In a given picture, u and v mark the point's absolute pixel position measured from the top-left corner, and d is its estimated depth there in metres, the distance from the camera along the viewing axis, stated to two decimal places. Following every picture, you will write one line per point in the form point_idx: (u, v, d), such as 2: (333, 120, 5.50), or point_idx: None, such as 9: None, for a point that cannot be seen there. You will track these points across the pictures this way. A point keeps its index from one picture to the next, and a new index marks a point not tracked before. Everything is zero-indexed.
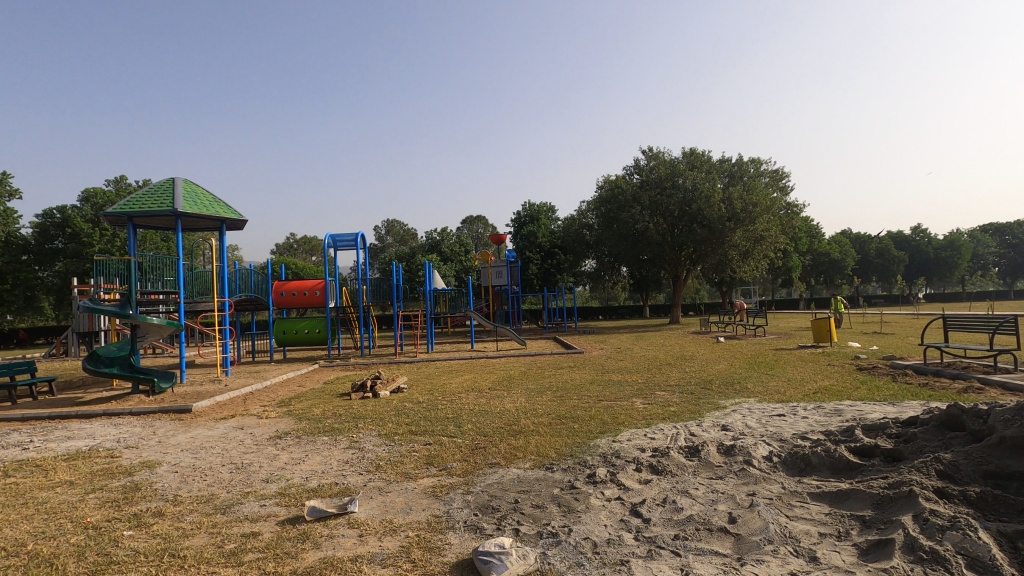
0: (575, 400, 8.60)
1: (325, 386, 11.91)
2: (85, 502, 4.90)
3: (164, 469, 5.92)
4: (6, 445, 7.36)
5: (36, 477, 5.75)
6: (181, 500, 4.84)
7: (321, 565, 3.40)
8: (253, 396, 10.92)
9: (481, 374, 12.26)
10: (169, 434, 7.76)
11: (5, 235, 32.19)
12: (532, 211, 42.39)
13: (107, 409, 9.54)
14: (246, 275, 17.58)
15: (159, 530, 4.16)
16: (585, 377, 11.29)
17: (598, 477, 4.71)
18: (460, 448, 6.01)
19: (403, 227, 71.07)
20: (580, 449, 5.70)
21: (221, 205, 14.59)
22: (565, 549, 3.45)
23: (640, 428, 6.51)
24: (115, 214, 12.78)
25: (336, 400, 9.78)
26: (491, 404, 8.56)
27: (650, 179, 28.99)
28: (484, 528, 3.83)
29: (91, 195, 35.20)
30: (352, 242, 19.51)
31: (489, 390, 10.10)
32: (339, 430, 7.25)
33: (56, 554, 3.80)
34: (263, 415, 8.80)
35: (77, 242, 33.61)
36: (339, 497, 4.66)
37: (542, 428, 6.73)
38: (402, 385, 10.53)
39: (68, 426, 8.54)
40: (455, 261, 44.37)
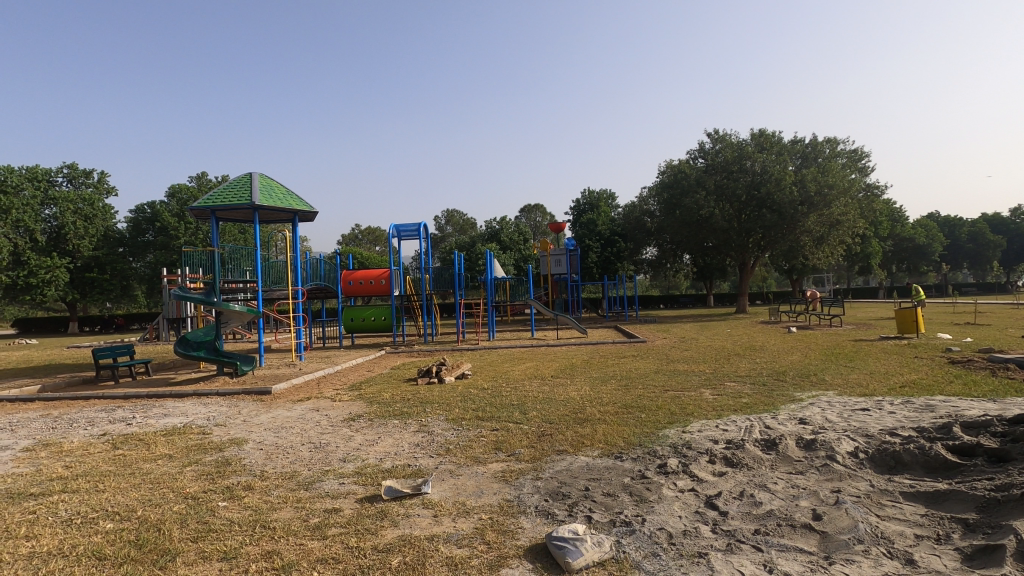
0: (640, 390, 8.45)
1: (392, 371, 12.29)
2: (183, 474, 5.31)
3: (250, 446, 6.32)
4: (112, 420, 8.08)
5: (140, 450, 6.28)
6: (268, 475, 5.16)
7: (400, 543, 3.52)
8: (326, 380, 11.46)
9: (543, 362, 12.28)
10: (252, 414, 8.26)
11: (104, 229, 35.29)
12: (592, 198, 41.76)
13: (197, 390, 10.28)
14: (317, 264, 18.33)
15: (250, 502, 4.44)
16: (650, 367, 11.10)
17: (670, 468, 4.62)
18: (527, 434, 6.06)
19: (463, 217, 71.93)
20: (649, 439, 5.60)
21: (294, 198, 15.25)
22: (640, 538, 3.41)
23: (710, 419, 6.33)
24: (199, 208, 13.71)
25: (404, 385, 10.11)
26: (555, 392, 8.56)
27: (715, 163, 27.88)
28: (555, 514, 3.85)
29: (177, 190, 37.49)
30: (415, 232, 20.01)
31: (552, 378, 10.13)
32: (409, 414, 7.49)
33: (162, 521, 4.14)
34: (336, 398, 9.24)
35: (165, 235, 36.12)
36: (412, 478, 4.82)
37: (609, 417, 6.66)
38: (466, 371, 10.72)
39: (165, 405, 9.28)
40: (515, 250, 44.43)
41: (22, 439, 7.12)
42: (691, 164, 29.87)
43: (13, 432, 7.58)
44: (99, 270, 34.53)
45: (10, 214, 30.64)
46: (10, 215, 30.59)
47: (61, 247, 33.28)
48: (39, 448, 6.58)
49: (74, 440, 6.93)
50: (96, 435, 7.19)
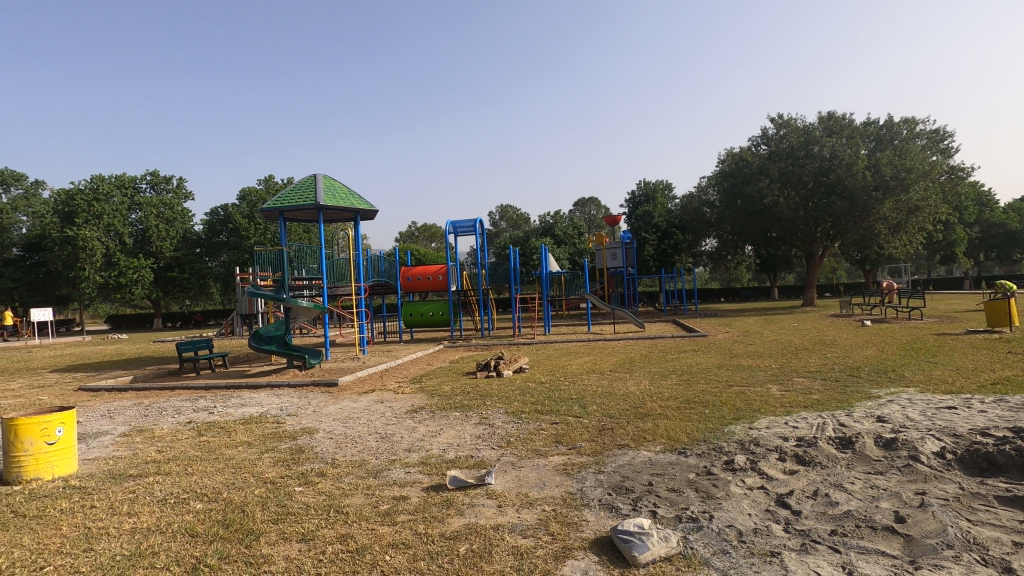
0: (702, 385, 8.23)
1: (451, 365, 12.53)
2: (262, 460, 5.65)
3: (320, 435, 6.64)
4: (196, 409, 8.68)
5: (222, 437, 6.72)
6: (338, 463, 5.40)
7: (467, 531, 3.61)
8: (388, 373, 11.82)
9: (601, 357, 12.17)
10: (321, 405, 8.66)
11: (183, 232, 37.69)
12: (648, 190, 40.74)
13: (270, 382, 10.86)
14: (377, 261, 18.92)
15: (323, 488, 4.67)
16: (712, 361, 10.79)
17: (737, 465, 4.49)
18: (587, 428, 6.05)
19: (517, 211, 72.23)
20: (714, 435, 5.47)
21: (356, 198, 15.77)
22: (708, 535, 3.35)
23: (779, 415, 6.10)
24: (269, 209, 14.45)
25: (463, 378, 10.30)
26: (614, 386, 8.48)
27: (780, 149, 26.59)
28: (619, 508, 3.84)
29: (248, 194, 39.19)
30: (471, 228, 20.28)
31: (611, 372, 10.04)
32: (469, 407, 7.64)
33: (245, 503, 4.42)
34: (399, 390, 9.54)
35: (237, 236, 37.86)
36: (476, 469, 4.92)
37: (671, 412, 6.53)
38: (523, 365, 10.78)
39: (242, 395, 9.87)
40: (569, 244, 44.12)
41: (120, 425, 7.77)
42: (754, 151, 28.70)
43: (111, 418, 8.28)
44: (178, 270, 36.90)
45: (101, 219, 33.57)
46: (101, 219, 33.55)
47: (146, 248, 35.97)
48: (134, 433, 7.17)
49: (164, 427, 7.50)
50: (183, 422, 7.75)
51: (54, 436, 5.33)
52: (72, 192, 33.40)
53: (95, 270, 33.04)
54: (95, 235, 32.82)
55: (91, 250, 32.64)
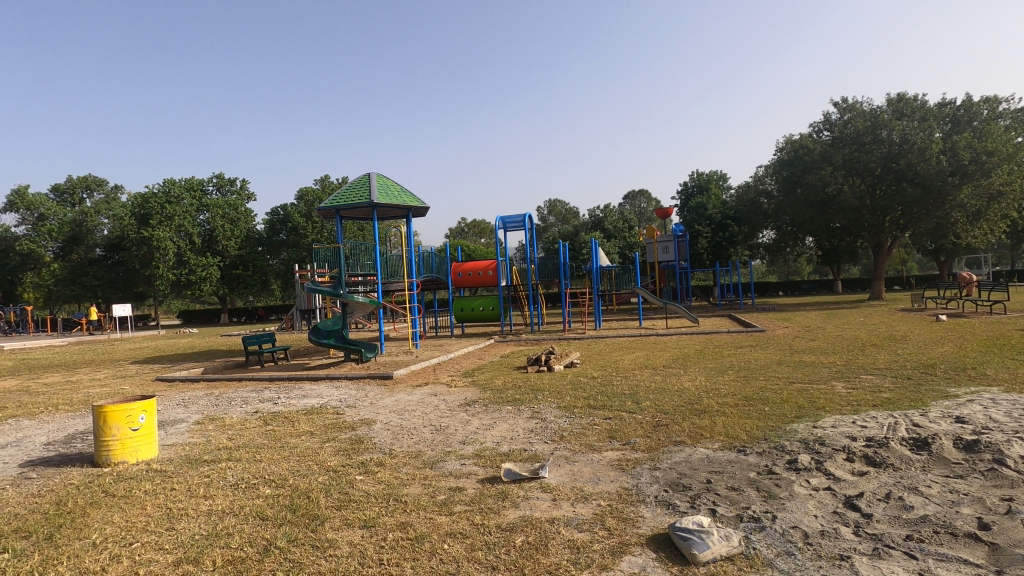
0: (761, 382, 7.96)
1: (502, 359, 12.63)
2: (324, 449, 5.89)
3: (378, 426, 6.85)
4: (262, 400, 9.15)
5: (286, 427, 7.06)
6: (396, 454, 5.56)
7: (523, 523, 3.65)
8: (441, 367, 12.05)
9: (653, 352, 11.97)
10: (378, 397, 8.93)
11: (247, 231, 39.55)
12: (701, 181, 39.59)
13: (330, 374, 11.29)
14: (428, 257, 19.25)
15: (382, 477, 4.82)
16: (771, 357, 10.42)
17: (801, 464, 4.32)
18: (641, 424, 5.97)
19: (566, 206, 71.85)
20: (775, 433, 5.28)
21: (408, 195, 16.07)
22: (771, 535, 3.25)
23: (845, 414, 5.83)
24: (326, 208, 14.96)
25: (515, 373, 10.37)
26: (667, 382, 8.32)
27: (844, 135, 25.21)
28: (677, 505, 3.77)
29: (305, 193, 40.61)
30: (520, 223, 20.31)
31: (664, 367, 9.87)
32: (521, 401, 7.69)
33: (310, 489, 4.62)
34: (452, 384, 9.73)
35: (296, 234, 39.31)
36: (530, 462, 4.96)
37: (729, 409, 6.36)
38: (574, 359, 10.73)
39: (303, 387, 10.32)
40: (619, 238, 43.45)
41: (194, 414, 8.28)
42: (815, 137, 27.41)
43: (186, 407, 8.83)
44: (242, 268, 38.76)
45: (173, 220, 35.69)
46: (173, 221, 35.66)
47: (213, 247, 37.97)
48: (207, 422, 7.62)
49: (234, 416, 7.93)
50: (250, 412, 8.18)
51: (138, 422, 5.74)
52: (147, 196, 35.64)
53: (169, 268, 35.23)
54: (168, 235, 34.96)
55: (164, 250, 34.79)
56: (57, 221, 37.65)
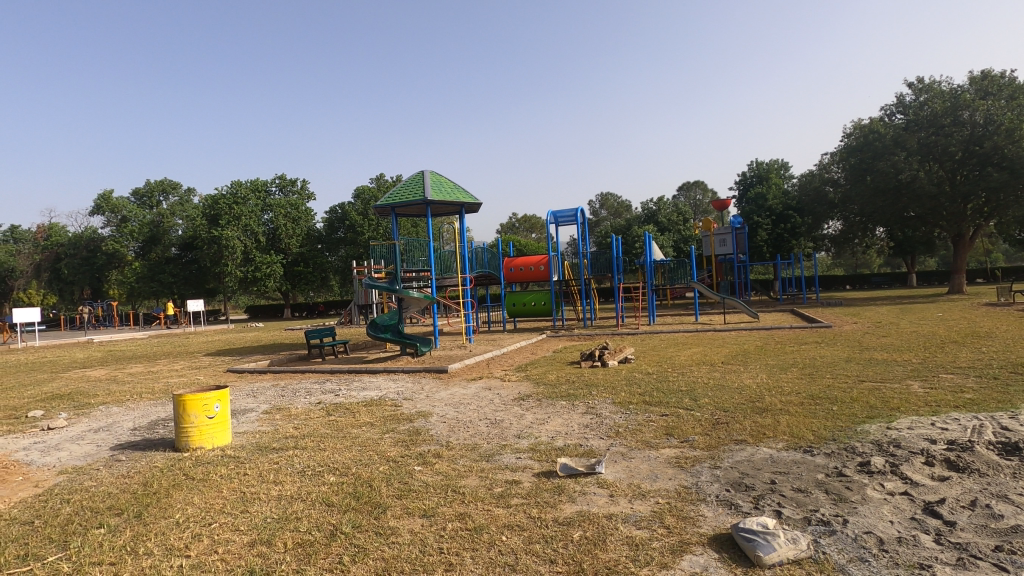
0: (828, 380, 7.59)
1: (556, 354, 12.61)
2: (384, 440, 6.08)
3: (434, 419, 7.00)
4: (324, 391, 9.53)
5: (347, 418, 7.33)
6: (453, 446, 5.66)
7: (580, 518, 3.64)
8: (494, 361, 12.17)
9: (711, 348, 11.63)
10: (434, 390, 9.13)
11: (308, 230, 41.17)
12: (761, 172, 38.00)
13: (387, 367, 11.62)
14: (481, 253, 19.43)
15: (440, 469, 4.93)
16: (839, 354, 9.90)
17: (874, 467, 4.10)
18: (700, 421, 5.82)
19: (618, 199, 70.86)
20: (845, 434, 5.02)
21: (461, 191, 16.26)
22: (842, 540, 3.11)
23: (924, 415, 5.48)
24: (382, 206, 15.37)
25: (568, 368, 10.33)
26: (727, 379, 8.08)
27: (920, 117, 23.63)
28: (739, 506, 3.66)
29: (362, 192, 41.80)
30: (572, 217, 20.18)
31: (723, 364, 9.57)
32: (575, 396, 7.66)
33: (372, 478, 4.78)
34: (506, 378, 9.81)
35: (354, 232, 40.53)
36: (586, 457, 4.94)
37: (793, 407, 6.12)
38: (629, 355, 10.58)
39: (363, 379, 10.68)
40: (674, 231, 42.38)
41: (263, 403, 8.73)
42: (886, 121, 25.78)
43: (255, 397, 9.33)
44: (304, 265, 40.39)
45: (240, 220, 37.61)
46: (240, 220, 37.55)
47: (277, 245, 39.80)
48: (275, 411, 8.02)
49: (299, 407, 8.31)
50: (313, 403, 8.53)
51: (213, 411, 6.11)
52: (217, 198, 37.70)
53: (237, 266, 37.22)
54: (236, 234, 36.83)
55: (233, 248, 36.69)
56: (138, 222, 40.45)
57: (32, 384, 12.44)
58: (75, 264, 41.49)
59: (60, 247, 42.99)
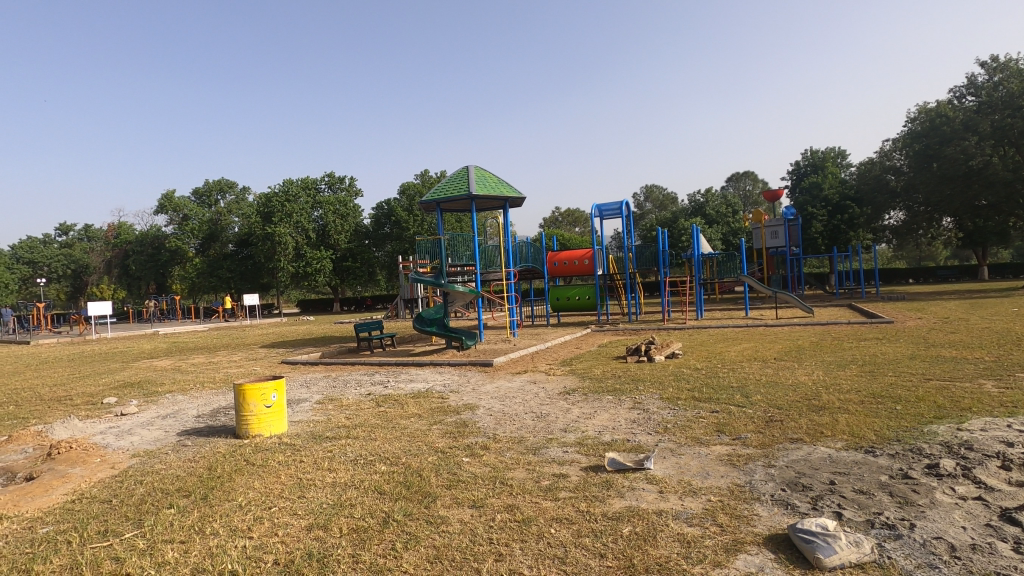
0: (891, 378, 7.22)
1: (601, 349, 12.50)
2: (432, 431, 6.19)
3: (481, 411, 7.07)
4: (373, 383, 9.78)
5: (396, 409, 7.50)
6: (500, 438, 5.71)
7: (629, 514, 3.61)
8: (539, 355, 12.18)
9: (763, 344, 11.27)
10: (480, 383, 9.22)
11: (355, 226, 42.23)
12: (816, 161, 36.45)
13: (434, 360, 11.81)
14: (524, 247, 19.43)
15: (488, 460, 4.99)
16: (902, 351, 9.41)
17: (943, 469, 3.89)
18: (752, 419, 5.66)
19: (663, 191, 69.44)
20: (911, 434, 4.77)
21: (505, 186, 16.28)
22: (909, 545, 2.96)
23: (999, 417, 5.14)
24: (428, 201, 15.58)
25: (613, 362, 10.24)
26: (780, 376, 7.82)
27: (994, 99, 22.17)
28: (796, 506, 3.55)
29: (407, 188, 42.45)
30: (617, 210, 19.92)
31: (775, 360, 9.27)
32: (621, 391, 7.59)
33: (422, 468, 4.88)
34: (551, 372, 9.81)
35: (399, 227, 41.27)
36: (635, 452, 4.89)
37: (853, 406, 5.86)
38: (676, 350, 10.40)
39: (410, 372, 10.90)
40: (722, 223, 41.19)
41: (316, 394, 9.05)
42: (955, 104, 24.25)
43: (309, 388, 9.68)
44: (352, 260, 41.45)
45: (291, 217, 38.89)
46: (292, 218, 38.82)
47: (326, 241, 40.98)
48: (328, 402, 8.29)
49: (350, 397, 8.56)
50: (363, 394, 8.78)
51: (271, 400, 6.38)
52: (270, 196, 39.10)
53: (289, 261, 38.55)
54: (288, 231, 38.12)
55: (285, 245, 38.02)
56: (197, 220, 42.42)
57: (106, 373, 13.31)
58: (142, 261, 44.04)
59: (128, 245, 45.66)
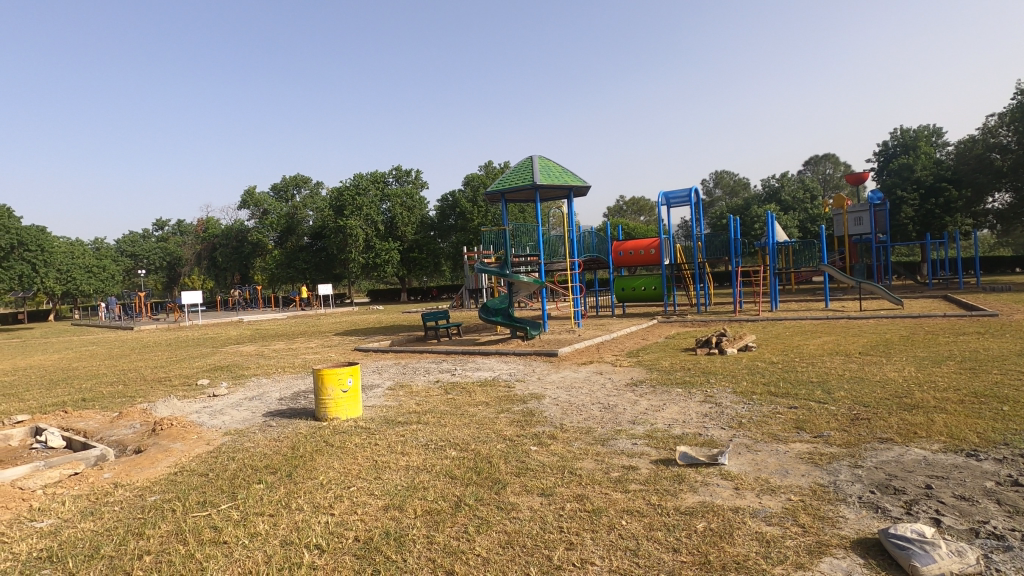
0: (995, 376, 6.61)
1: (668, 340, 12.20)
2: (500, 419, 6.28)
3: (547, 401, 7.10)
4: (441, 371, 10.03)
5: (464, 396, 7.67)
6: (567, 428, 5.71)
7: (703, 509, 3.52)
8: (604, 346, 12.05)
9: (845, 338, 10.59)
10: (545, 373, 9.25)
11: (421, 218, 43.24)
12: (907, 141, 33.58)
13: (499, 350, 11.95)
14: (588, 236, 19.19)
15: (555, 450, 5.00)
16: (1008, 348, 8.57)
17: None
18: (835, 416, 5.35)
19: (734, 177, 66.59)
20: (1022, 439, 4.34)
21: (570, 175, 16.12)
22: (1021, 559, 2.71)
23: None
24: (493, 192, 15.70)
25: (682, 354, 9.97)
26: (866, 371, 7.33)
27: None
28: (888, 510, 3.33)
29: (471, 179, 42.88)
30: (685, 198, 19.27)
31: (860, 355, 8.69)
32: (692, 383, 7.39)
33: (490, 455, 4.97)
34: (617, 363, 9.69)
35: (464, 219, 41.85)
36: (707, 447, 4.74)
37: (952, 406, 5.40)
38: (749, 342, 9.98)
39: (476, 361, 11.09)
40: (800, 209, 38.92)
41: (388, 380, 9.41)
42: None
43: (381, 374, 10.07)
44: (419, 251, 42.44)
45: (362, 210, 40.38)
46: (362, 211, 40.31)
47: (394, 233, 42.27)
48: (399, 388, 8.60)
49: (420, 384, 8.83)
50: (432, 381, 9.02)
51: (347, 385, 6.67)
52: (342, 190, 40.75)
53: (359, 253, 40.08)
54: (358, 224, 39.60)
55: (355, 237, 39.57)
56: (276, 214, 44.88)
57: (199, 357, 14.40)
58: (228, 253, 47.31)
59: (215, 239, 49.06)
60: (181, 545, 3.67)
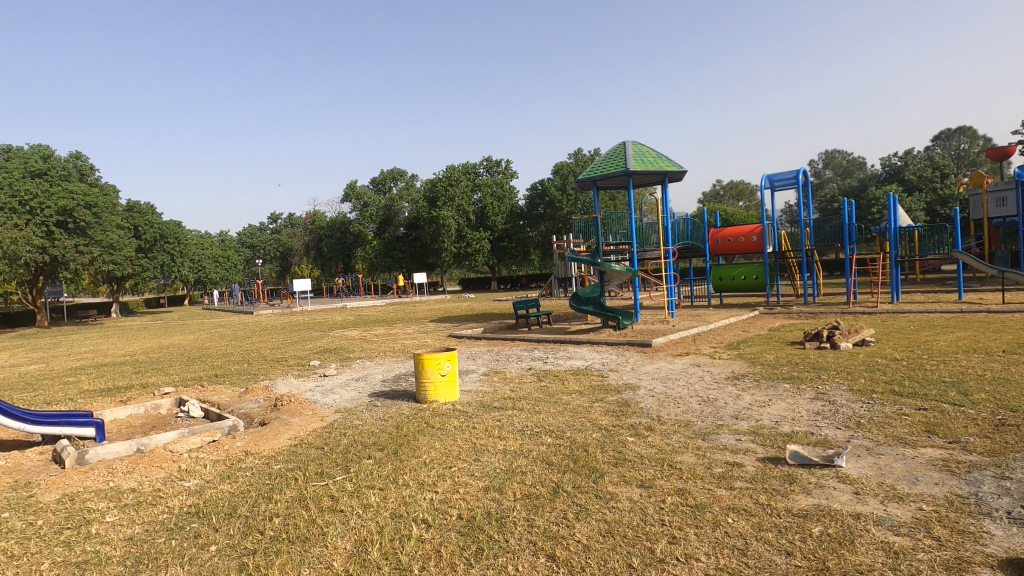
0: None
1: (772, 333, 11.47)
2: (594, 408, 6.25)
3: (643, 392, 6.95)
4: (533, 359, 10.15)
5: (558, 384, 7.71)
6: (665, 421, 5.56)
7: (819, 513, 3.30)
8: (701, 337, 11.58)
9: (985, 334, 9.40)
10: (640, 363, 9.07)
11: (511, 207, 43.68)
12: None
13: (590, 339, 11.87)
14: (683, 223, 18.43)
15: (653, 442, 4.90)
16: None
17: None
18: (975, 420, 4.79)
19: (848, 156, 61.07)
20: None
21: (665, 160, 15.55)
22: None
23: None
24: (585, 179, 15.49)
25: (789, 348, 9.35)
26: (1013, 372, 6.47)
27: None
28: None
29: (561, 168, 42.60)
30: (791, 180, 17.94)
31: (1004, 353, 7.69)
32: (800, 379, 6.93)
33: (586, 444, 4.95)
34: (716, 355, 9.29)
35: (553, 208, 41.85)
36: (821, 447, 4.43)
37: None
38: (867, 337, 9.16)
39: (568, 349, 11.11)
40: (927, 189, 34.91)
41: (482, 366, 9.66)
42: None
43: (475, 360, 10.36)
44: (509, 241, 43.07)
45: (453, 201, 41.34)
46: (454, 201, 41.29)
47: (485, 223, 43.09)
48: (493, 374, 8.81)
49: (513, 371, 9.00)
50: (524, 369, 9.14)
51: (445, 368, 6.94)
52: (436, 182, 41.89)
53: (452, 243, 41.31)
54: (451, 214, 40.67)
55: (448, 227, 40.69)
56: (376, 207, 47.28)
57: (310, 340, 15.58)
58: (332, 244, 50.59)
59: (320, 230, 52.64)
60: (303, 510, 4.02)
